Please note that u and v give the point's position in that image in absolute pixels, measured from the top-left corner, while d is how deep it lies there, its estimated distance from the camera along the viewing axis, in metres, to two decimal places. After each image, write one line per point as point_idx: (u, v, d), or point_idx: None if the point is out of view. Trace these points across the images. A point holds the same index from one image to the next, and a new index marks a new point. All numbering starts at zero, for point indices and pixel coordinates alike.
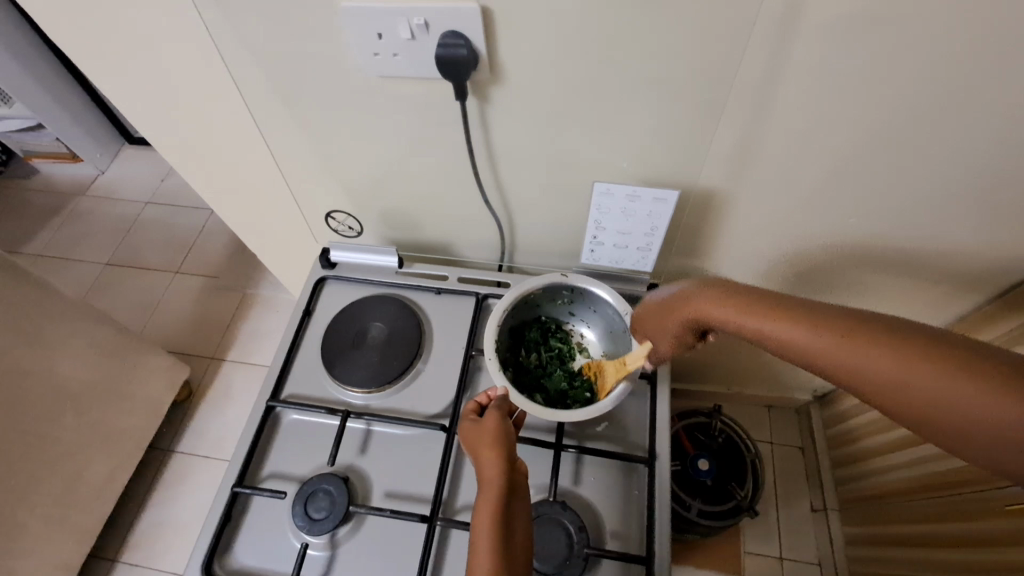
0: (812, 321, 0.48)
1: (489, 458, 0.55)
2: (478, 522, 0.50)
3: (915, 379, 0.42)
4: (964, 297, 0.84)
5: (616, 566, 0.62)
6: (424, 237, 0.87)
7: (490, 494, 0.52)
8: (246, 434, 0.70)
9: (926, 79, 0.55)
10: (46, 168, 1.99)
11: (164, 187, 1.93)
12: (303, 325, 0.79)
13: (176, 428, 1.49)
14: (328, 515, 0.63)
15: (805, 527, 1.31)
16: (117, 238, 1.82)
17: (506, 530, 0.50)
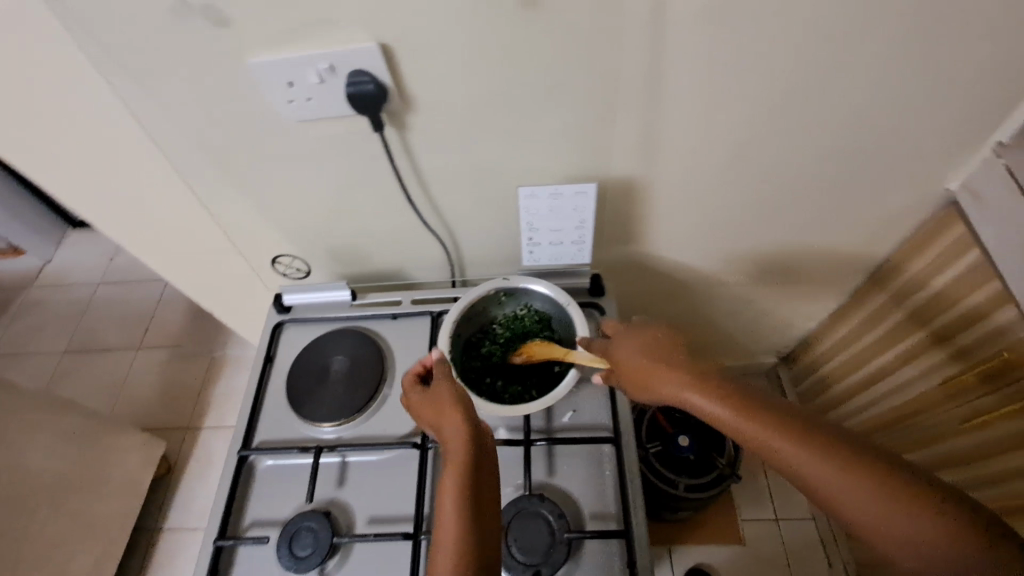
0: (800, 435, 0.50)
1: (454, 421, 0.57)
2: (444, 485, 0.53)
3: (849, 495, 0.47)
4: (883, 239, 0.92)
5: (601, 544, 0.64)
6: (374, 267, 0.89)
7: (456, 456, 0.54)
8: (222, 486, 0.70)
9: (791, 49, 0.62)
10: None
11: (113, 266, 1.91)
12: (266, 372, 0.80)
13: (160, 505, 1.45)
14: (314, 550, 0.64)
15: (792, 485, 1.37)
16: (73, 325, 1.79)
17: (473, 490, 0.52)
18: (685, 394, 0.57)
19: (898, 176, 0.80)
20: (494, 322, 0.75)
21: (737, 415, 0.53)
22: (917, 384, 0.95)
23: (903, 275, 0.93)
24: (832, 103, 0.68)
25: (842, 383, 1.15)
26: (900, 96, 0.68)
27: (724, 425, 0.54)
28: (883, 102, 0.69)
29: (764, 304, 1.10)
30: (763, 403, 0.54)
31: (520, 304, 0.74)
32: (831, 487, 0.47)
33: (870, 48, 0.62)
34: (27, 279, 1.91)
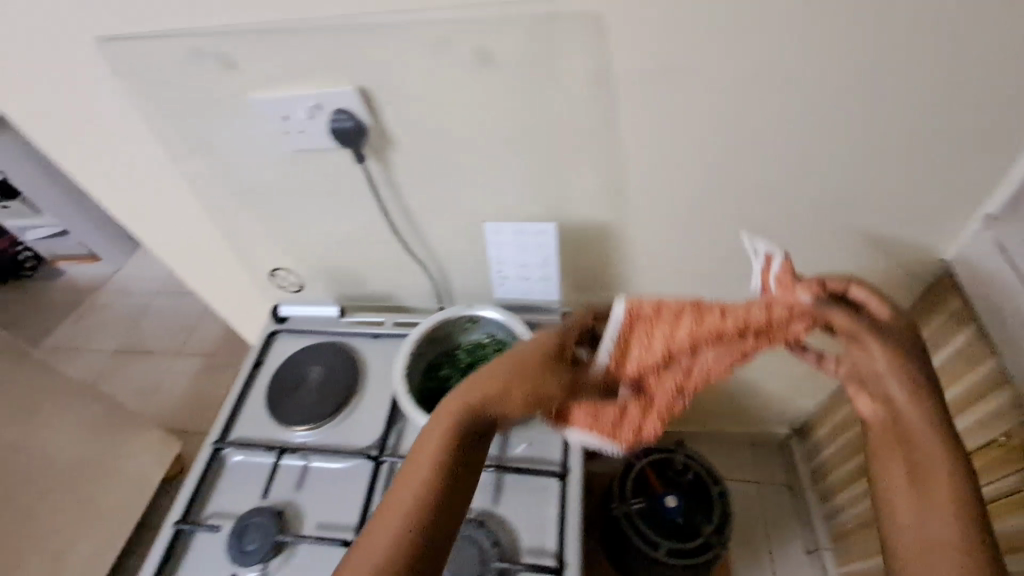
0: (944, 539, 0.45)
1: (449, 415, 0.52)
2: (410, 473, 0.49)
3: None
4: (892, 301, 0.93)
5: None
6: (369, 289, 0.96)
7: (399, 500, 0.48)
8: (192, 476, 0.77)
9: (757, 103, 0.63)
10: (115, 278, 2.34)
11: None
12: (255, 373, 0.87)
13: (167, 502, 1.61)
14: (258, 547, 0.69)
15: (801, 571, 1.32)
16: (182, 331, 2.07)
17: (434, 505, 0.48)
18: (922, 429, 0.49)
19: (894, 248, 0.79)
20: (459, 348, 0.78)
21: (928, 469, 0.48)
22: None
23: None
24: (806, 161, 0.68)
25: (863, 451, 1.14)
26: (885, 161, 0.67)
27: (893, 496, 0.49)
28: (863, 163, 0.68)
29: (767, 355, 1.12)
30: (936, 473, 0.47)
31: (484, 331, 0.77)
32: (937, 490, 0.47)
33: (852, 116, 0.63)
34: (142, 286, 2.29)
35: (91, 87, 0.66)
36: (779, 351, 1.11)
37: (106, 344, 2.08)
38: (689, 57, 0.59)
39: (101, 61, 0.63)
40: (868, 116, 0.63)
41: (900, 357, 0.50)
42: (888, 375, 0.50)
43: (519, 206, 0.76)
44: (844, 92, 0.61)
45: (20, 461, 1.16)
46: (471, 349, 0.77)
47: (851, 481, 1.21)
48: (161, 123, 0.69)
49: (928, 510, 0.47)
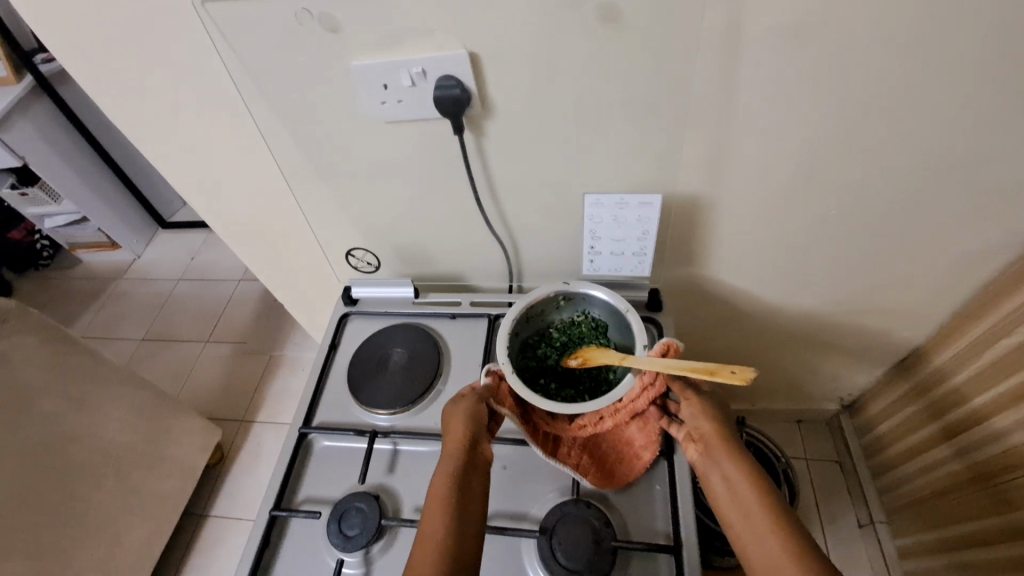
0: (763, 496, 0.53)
1: (448, 464, 0.59)
2: (431, 506, 0.56)
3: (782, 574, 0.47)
4: (976, 268, 0.92)
5: (635, 575, 0.63)
6: (438, 269, 0.94)
7: (431, 528, 0.54)
8: (281, 461, 0.73)
9: (873, 60, 0.62)
10: (134, 268, 2.30)
11: (247, 268, 2.18)
12: (331, 356, 0.84)
13: (209, 491, 1.60)
14: (361, 531, 0.66)
15: (854, 543, 1.32)
16: (208, 321, 2.03)
17: (458, 525, 0.54)
18: (709, 433, 0.60)
19: (979, 205, 0.80)
20: (551, 327, 0.76)
21: (736, 452, 0.58)
22: (1014, 433, 0.94)
23: (1002, 306, 0.92)
24: (912, 119, 0.68)
25: (928, 425, 1.12)
26: (988, 117, 0.68)
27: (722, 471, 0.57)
28: (968, 118, 0.68)
29: (831, 329, 1.11)
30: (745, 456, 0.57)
31: (578, 309, 0.75)
32: (730, 515, 0.54)
33: (964, 70, 0.63)
34: (162, 275, 2.25)
35: (186, 54, 0.65)
36: (846, 325, 1.10)
37: (131, 335, 2.05)
38: (812, 11, 0.58)
39: (203, 27, 0.62)
40: (981, 70, 0.63)
41: (704, 416, 0.61)
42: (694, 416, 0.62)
43: (614, 176, 0.74)
44: (962, 44, 0.61)
45: (77, 445, 1.15)
46: (566, 327, 0.75)
47: (910, 456, 1.20)
48: (254, 93, 0.67)
49: (746, 521, 0.52)
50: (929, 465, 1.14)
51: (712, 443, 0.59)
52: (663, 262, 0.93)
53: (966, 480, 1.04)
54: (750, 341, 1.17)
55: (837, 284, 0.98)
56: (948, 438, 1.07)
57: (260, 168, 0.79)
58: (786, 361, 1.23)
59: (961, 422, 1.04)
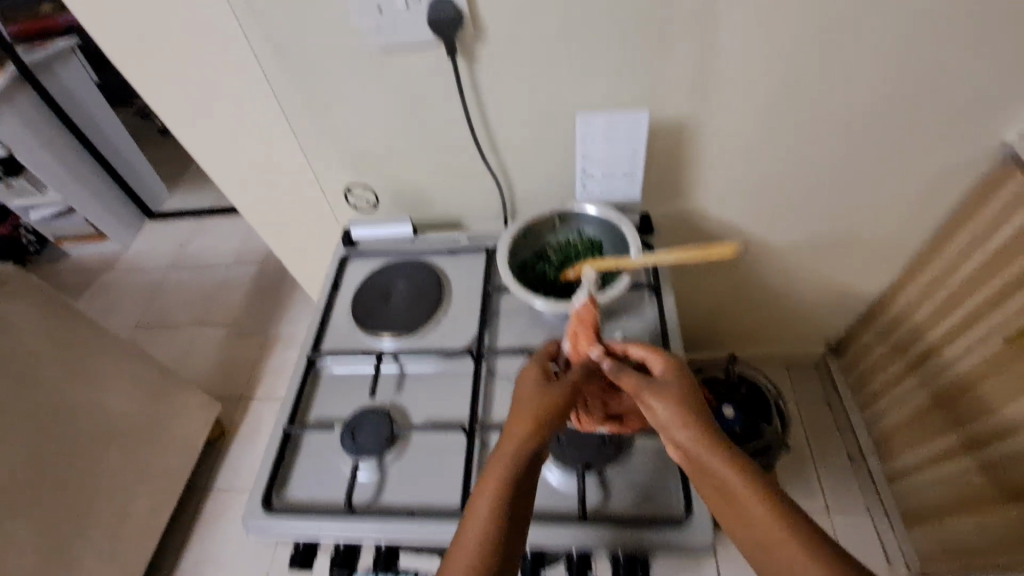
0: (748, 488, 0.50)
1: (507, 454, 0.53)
2: (482, 495, 0.51)
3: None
4: (946, 191, 0.97)
5: (638, 459, 0.66)
6: (434, 212, 0.97)
7: (478, 522, 0.50)
8: (292, 384, 0.76)
9: None
10: (124, 259, 2.29)
11: (238, 253, 2.18)
12: (334, 292, 0.86)
13: (211, 467, 1.61)
14: (374, 440, 0.69)
15: (844, 476, 1.37)
16: (201, 305, 2.03)
17: (508, 528, 0.50)
18: (674, 429, 0.53)
19: (944, 123, 0.85)
20: (548, 247, 0.79)
21: (710, 442, 0.52)
22: (979, 347, 0.98)
23: (967, 226, 0.97)
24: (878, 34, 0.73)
25: (908, 352, 1.17)
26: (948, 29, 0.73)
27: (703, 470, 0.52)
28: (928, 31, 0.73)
29: (813, 263, 1.15)
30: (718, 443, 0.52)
31: (573, 230, 0.78)
32: (722, 514, 0.51)
33: None
34: (152, 264, 2.24)
35: None
36: (827, 259, 1.14)
37: (123, 322, 2.04)
38: None
39: None
40: None
41: (665, 410, 0.54)
42: (672, 417, 0.53)
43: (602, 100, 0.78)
44: None
45: (81, 411, 1.16)
46: (563, 246, 0.78)
47: (890, 386, 1.25)
48: (256, 23, 0.70)
49: (742, 525, 0.49)
50: (907, 389, 1.19)
51: (683, 440, 0.53)
52: (650, 195, 0.96)
53: (938, 401, 1.08)
54: (737, 280, 1.21)
55: (817, 214, 1.03)
56: (926, 362, 1.11)
57: (260, 107, 0.81)
58: (773, 301, 1.28)
59: (936, 344, 1.08)
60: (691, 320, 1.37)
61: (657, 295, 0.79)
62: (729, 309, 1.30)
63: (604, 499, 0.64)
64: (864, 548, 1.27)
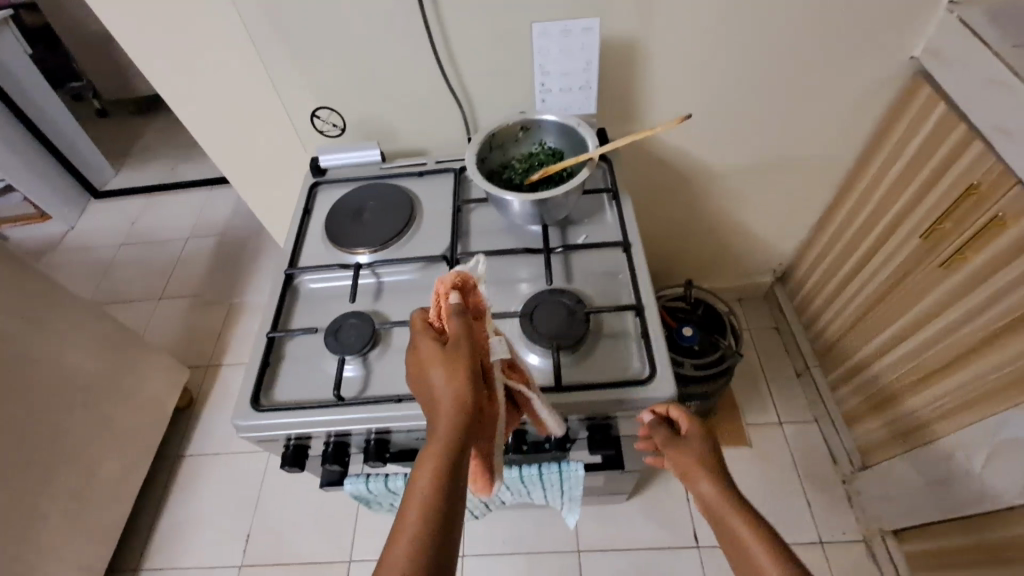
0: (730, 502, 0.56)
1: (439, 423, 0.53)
2: (420, 469, 0.50)
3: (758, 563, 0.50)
4: (868, 109, 1.06)
5: (607, 338, 0.72)
6: (400, 142, 0.99)
7: (418, 495, 0.49)
8: (271, 298, 0.78)
9: None
10: (69, 238, 2.18)
11: (194, 226, 2.13)
12: (306, 216, 0.88)
13: (181, 434, 1.58)
14: (357, 338, 0.72)
15: (795, 392, 1.49)
16: (159, 279, 1.98)
17: (452, 500, 0.49)
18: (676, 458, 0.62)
19: (861, 39, 0.94)
20: (513, 160, 0.83)
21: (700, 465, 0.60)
22: (899, 251, 1.08)
23: (887, 140, 1.08)
24: None
25: (843, 267, 1.29)
26: None
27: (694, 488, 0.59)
28: None
29: (757, 189, 1.25)
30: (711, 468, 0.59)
31: (535, 141, 0.83)
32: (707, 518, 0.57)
33: None
34: (101, 242, 2.15)
35: None
36: (770, 184, 1.23)
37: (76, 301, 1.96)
38: None
39: None
40: None
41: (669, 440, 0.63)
42: (695, 464, 0.60)
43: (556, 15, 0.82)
44: None
45: (41, 367, 1.13)
46: (527, 156, 0.82)
47: (829, 304, 1.37)
48: None
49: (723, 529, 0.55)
50: (844, 302, 1.30)
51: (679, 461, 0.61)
52: (605, 120, 1.02)
53: (870, 306, 1.20)
54: (690, 209, 1.29)
55: (757, 136, 1.11)
56: (858, 273, 1.23)
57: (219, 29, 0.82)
58: (722, 231, 1.37)
59: (866, 254, 1.19)
60: (651, 255, 1.45)
61: (616, 199, 0.85)
62: (684, 240, 1.39)
63: (578, 373, 0.69)
64: (812, 452, 1.39)
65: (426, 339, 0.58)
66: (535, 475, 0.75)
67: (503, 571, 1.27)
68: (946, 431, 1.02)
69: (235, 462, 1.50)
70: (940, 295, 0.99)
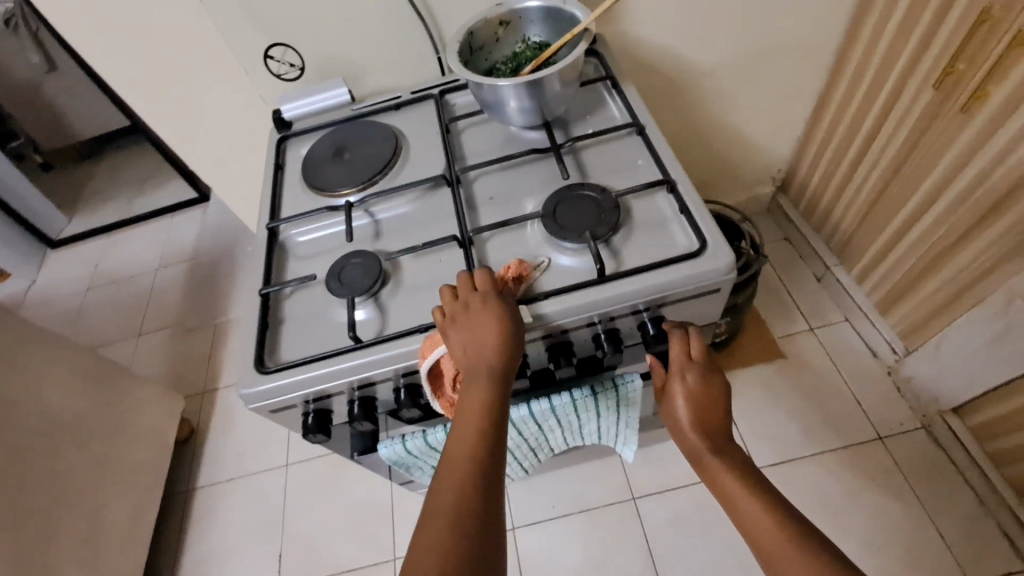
0: (720, 445, 0.62)
1: (474, 405, 0.52)
2: (459, 441, 0.50)
3: (742, 500, 0.58)
4: None
5: (642, 223, 0.65)
6: (367, 84, 0.90)
7: (452, 477, 0.48)
8: (258, 256, 0.69)
9: None
10: (28, 295, 2.03)
11: (162, 256, 2.00)
12: (280, 171, 0.79)
13: (188, 468, 1.46)
14: (363, 276, 0.64)
15: (819, 297, 1.44)
16: (133, 316, 1.84)
17: (485, 479, 0.48)
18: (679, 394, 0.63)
19: None
20: (497, 65, 0.75)
21: (699, 410, 0.62)
22: (910, 112, 1.03)
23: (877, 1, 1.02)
24: None
25: (847, 154, 1.23)
26: None
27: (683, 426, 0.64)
28: None
29: (748, 85, 1.18)
30: (709, 411, 0.62)
31: (518, 39, 0.75)
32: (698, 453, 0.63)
33: None
34: (64, 293, 2.00)
35: None
36: (761, 77, 1.17)
37: None
38: None
39: None
40: None
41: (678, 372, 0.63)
42: (689, 420, 0.63)
43: None
44: None
45: (19, 410, 1.02)
46: (512, 57, 0.74)
47: (839, 196, 1.31)
48: None
49: (714, 467, 0.61)
50: (855, 188, 1.25)
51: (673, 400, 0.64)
52: None
53: (886, 183, 1.15)
54: (682, 121, 1.23)
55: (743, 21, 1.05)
56: (867, 152, 1.17)
57: None
58: (718, 140, 1.31)
59: (872, 129, 1.14)
60: None
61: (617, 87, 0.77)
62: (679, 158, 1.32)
63: (620, 263, 0.61)
64: (849, 351, 1.34)
65: (469, 312, 0.55)
66: (590, 396, 0.67)
67: (561, 533, 1.19)
68: (994, 286, 0.97)
69: (252, 483, 1.39)
70: (967, 142, 0.93)
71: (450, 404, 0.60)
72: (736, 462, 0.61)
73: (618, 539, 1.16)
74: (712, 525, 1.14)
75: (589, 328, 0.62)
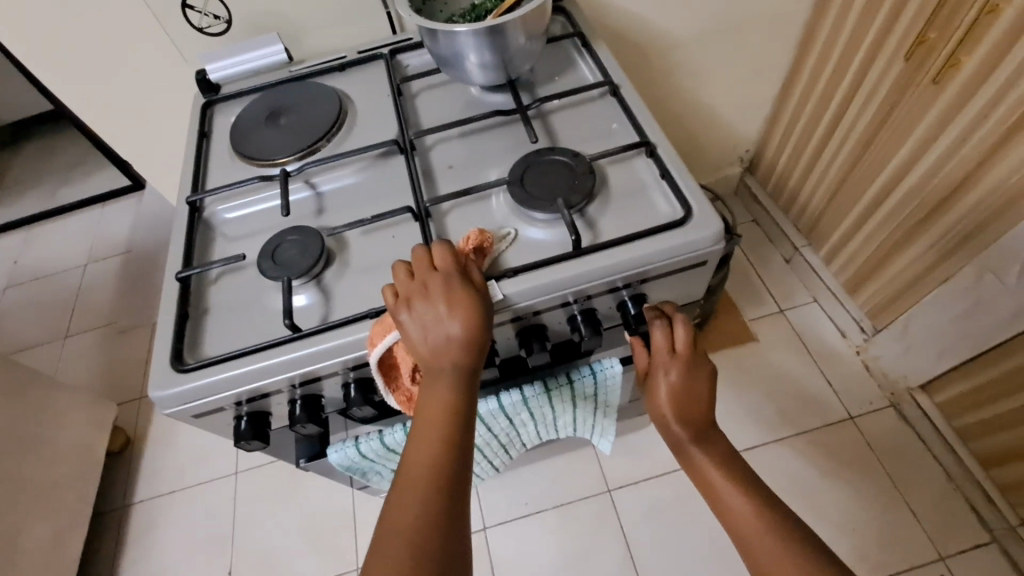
0: (705, 440, 0.56)
1: (435, 407, 0.44)
2: (417, 453, 0.43)
3: (729, 499, 0.53)
4: None
5: (618, 190, 0.58)
6: (308, 44, 0.80)
7: (410, 493, 0.41)
8: (176, 235, 0.59)
9: None
10: None
11: (91, 250, 1.81)
12: (205, 140, 0.68)
13: (124, 481, 1.32)
14: (302, 254, 0.55)
15: (788, 278, 1.43)
16: (58, 316, 1.67)
17: (450, 495, 0.41)
18: (662, 384, 0.56)
19: None
20: (454, 17, 0.67)
21: (683, 403, 0.56)
22: (880, 86, 1.01)
23: None
24: None
25: (815, 131, 1.21)
26: None
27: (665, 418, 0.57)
28: None
29: (717, 59, 1.14)
30: (695, 403, 0.56)
31: None
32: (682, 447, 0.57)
33: None
34: None
35: None
36: (731, 50, 1.13)
37: None
38: None
39: None
40: None
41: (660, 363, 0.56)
42: (671, 411, 0.56)
43: None
44: None
45: None
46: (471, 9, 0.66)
47: (807, 175, 1.29)
48: None
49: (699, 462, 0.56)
50: (823, 167, 1.22)
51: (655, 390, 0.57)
52: None
53: (855, 160, 1.13)
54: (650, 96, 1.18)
55: None
56: (835, 129, 1.15)
57: None
58: (687, 117, 1.26)
59: (841, 105, 1.11)
60: None
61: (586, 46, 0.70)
62: None
63: (596, 235, 0.55)
64: (818, 332, 1.33)
65: (429, 294, 0.46)
66: (566, 384, 0.61)
67: (535, 531, 1.13)
68: (963, 261, 0.96)
69: (197, 495, 1.27)
70: (937, 114, 0.92)
71: (407, 397, 0.53)
72: (721, 454, 0.56)
73: (594, 534, 1.11)
74: (688, 516, 1.11)
75: (562, 310, 0.56)
